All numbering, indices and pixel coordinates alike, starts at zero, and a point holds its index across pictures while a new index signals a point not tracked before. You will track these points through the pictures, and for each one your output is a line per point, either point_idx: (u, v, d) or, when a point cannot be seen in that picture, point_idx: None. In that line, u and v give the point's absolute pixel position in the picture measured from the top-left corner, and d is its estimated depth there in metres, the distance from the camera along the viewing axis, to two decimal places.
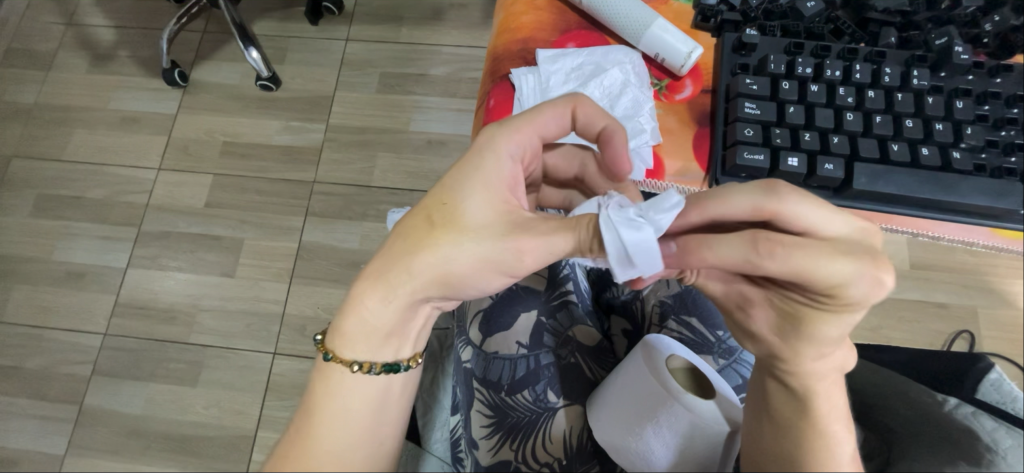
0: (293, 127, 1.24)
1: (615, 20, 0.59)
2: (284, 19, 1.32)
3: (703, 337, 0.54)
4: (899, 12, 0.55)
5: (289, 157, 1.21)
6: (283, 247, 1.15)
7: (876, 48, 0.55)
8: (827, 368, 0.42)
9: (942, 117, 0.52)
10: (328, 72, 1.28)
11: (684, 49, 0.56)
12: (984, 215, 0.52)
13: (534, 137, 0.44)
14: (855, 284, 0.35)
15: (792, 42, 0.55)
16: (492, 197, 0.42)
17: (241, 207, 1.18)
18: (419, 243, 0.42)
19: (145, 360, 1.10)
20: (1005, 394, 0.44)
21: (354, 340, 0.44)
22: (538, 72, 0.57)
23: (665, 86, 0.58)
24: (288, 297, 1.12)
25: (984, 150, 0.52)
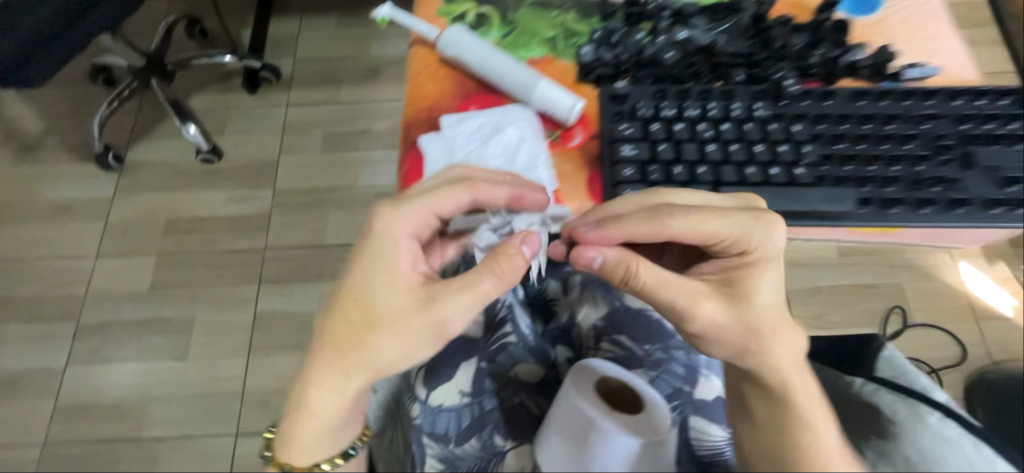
0: (238, 197, 1.23)
1: (507, 83, 0.62)
2: (222, 91, 1.32)
3: (634, 352, 0.52)
4: (743, 53, 0.61)
5: (238, 227, 1.20)
6: (237, 320, 1.12)
7: (724, 85, 0.60)
8: (796, 352, 0.44)
9: (786, 142, 0.58)
10: (270, 138, 1.29)
11: (568, 103, 0.60)
12: (834, 218, 0.55)
13: (424, 216, 0.50)
14: (752, 231, 0.46)
15: (655, 88, 0.60)
16: (395, 283, 0.46)
17: (189, 285, 1.15)
18: (339, 343, 0.46)
19: (89, 467, 1.01)
20: (896, 366, 0.52)
21: (313, 441, 0.48)
22: (442, 137, 0.60)
23: (557, 136, 0.61)
24: (247, 372, 1.08)
25: (824, 165, 0.57)
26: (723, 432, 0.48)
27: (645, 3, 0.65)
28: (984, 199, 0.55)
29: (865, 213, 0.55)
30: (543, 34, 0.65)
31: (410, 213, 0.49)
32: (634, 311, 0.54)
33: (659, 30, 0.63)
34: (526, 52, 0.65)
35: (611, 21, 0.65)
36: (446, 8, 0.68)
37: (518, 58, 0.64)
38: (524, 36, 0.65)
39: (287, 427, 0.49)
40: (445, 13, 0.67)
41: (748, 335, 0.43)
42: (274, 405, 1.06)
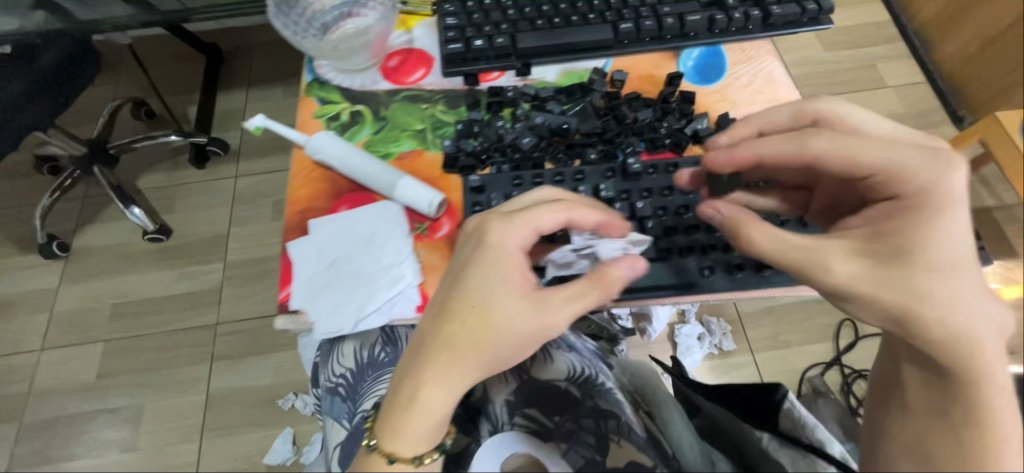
0: (188, 273, 1.22)
1: (371, 180, 0.56)
2: (172, 169, 1.33)
3: (545, 425, 0.51)
4: (595, 133, 0.59)
5: (188, 304, 1.18)
6: (189, 401, 1.09)
7: (577, 167, 0.56)
8: (966, 312, 0.43)
9: (650, 217, 0.55)
10: (221, 210, 1.29)
11: (428, 197, 0.54)
12: (687, 288, 0.53)
13: (528, 228, 0.46)
14: (916, 170, 0.43)
15: (513, 175, 0.56)
16: (511, 288, 0.45)
17: (138, 369, 1.12)
18: (455, 342, 0.44)
19: None
20: (793, 419, 0.55)
21: (412, 441, 0.45)
22: (308, 243, 0.53)
23: (425, 227, 0.54)
24: (200, 457, 1.03)
25: (687, 230, 0.54)
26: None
27: (505, 90, 0.60)
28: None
29: (711, 278, 0.53)
30: (414, 127, 0.60)
31: (518, 224, 0.46)
32: (540, 384, 0.55)
33: (518, 117, 0.59)
34: (397, 147, 0.58)
35: (474, 111, 0.60)
36: (321, 110, 0.61)
37: (387, 154, 0.58)
38: (394, 131, 0.59)
39: (386, 422, 0.45)
40: (320, 115, 0.61)
41: (904, 299, 0.42)
42: None
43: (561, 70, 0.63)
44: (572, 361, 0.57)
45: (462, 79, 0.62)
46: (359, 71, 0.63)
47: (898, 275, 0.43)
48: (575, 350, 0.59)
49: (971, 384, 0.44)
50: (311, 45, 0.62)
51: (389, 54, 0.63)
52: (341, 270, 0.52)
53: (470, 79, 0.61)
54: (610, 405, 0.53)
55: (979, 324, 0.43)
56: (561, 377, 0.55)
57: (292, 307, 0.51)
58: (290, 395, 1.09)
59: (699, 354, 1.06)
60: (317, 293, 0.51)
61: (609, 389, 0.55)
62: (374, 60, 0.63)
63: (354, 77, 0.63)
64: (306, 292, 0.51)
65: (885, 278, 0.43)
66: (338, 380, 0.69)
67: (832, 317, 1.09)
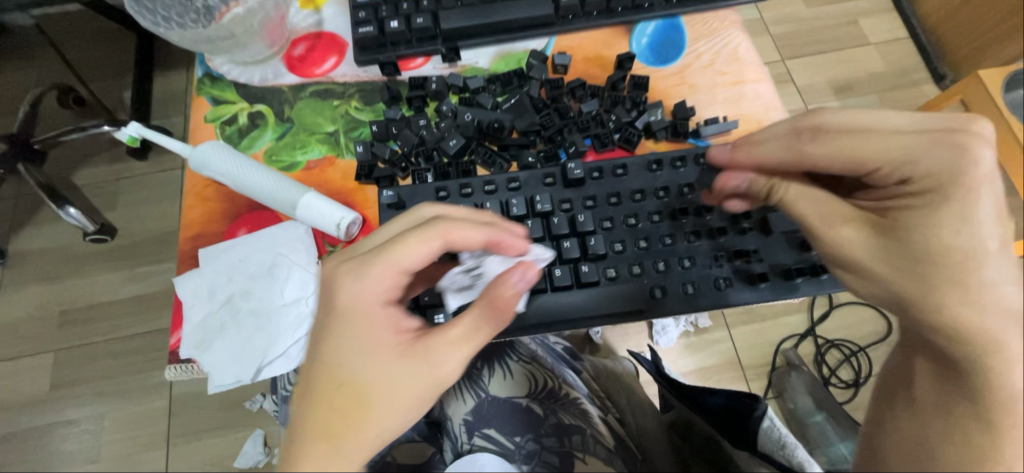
0: (139, 274, 1.15)
1: (265, 201, 0.53)
2: (113, 160, 1.23)
3: (504, 446, 0.48)
4: (533, 130, 0.58)
5: (142, 308, 1.12)
6: (152, 408, 1.05)
7: (511, 173, 0.54)
8: (994, 308, 0.38)
9: (594, 230, 0.53)
10: (168, 205, 1.21)
11: (333, 219, 0.51)
12: (632, 311, 0.52)
13: (391, 273, 0.42)
14: (922, 157, 0.40)
15: (438, 186, 0.53)
16: (387, 343, 0.41)
17: (94, 378, 1.07)
18: (335, 420, 0.39)
19: None
20: (777, 441, 0.46)
21: None
22: (198, 277, 0.52)
23: (339, 250, 0.53)
24: (169, 464, 1.02)
25: (619, 243, 0.53)
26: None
27: (429, 81, 0.58)
28: (780, 269, 0.54)
29: (666, 299, 0.52)
30: (323, 130, 0.57)
31: (379, 269, 0.42)
32: (500, 401, 0.52)
33: (444, 114, 0.58)
34: (304, 155, 0.56)
35: (393, 109, 0.58)
36: (214, 112, 0.58)
37: (293, 163, 0.56)
38: (301, 135, 0.57)
39: None
40: (213, 117, 0.58)
41: (912, 283, 0.40)
42: None
43: (495, 53, 0.60)
44: (531, 375, 0.54)
45: (379, 68, 0.59)
46: (258, 62, 0.60)
47: (905, 254, 0.41)
48: (536, 360, 0.56)
49: (1003, 380, 0.38)
50: (181, 37, 0.56)
51: (293, 40, 0.60)
52: (237, 308, 0.51)
53: (388, 68, 0.58)
54: (573, 418, 0.49)
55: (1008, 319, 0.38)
56: (521, 393, 0.52)
57: (184, 356, 0.50)
58: (257, 396, 1.05)
59: (674, 333, 1.03)
60: (209, 338, 0.50)
61: (575, 401, 0.52)
62: (275, 47, 0.59)
63: (252, 70, 0.59)
64: (196, 339, 0.50)
65: (884, 255, 0.42)
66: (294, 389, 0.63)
67: None
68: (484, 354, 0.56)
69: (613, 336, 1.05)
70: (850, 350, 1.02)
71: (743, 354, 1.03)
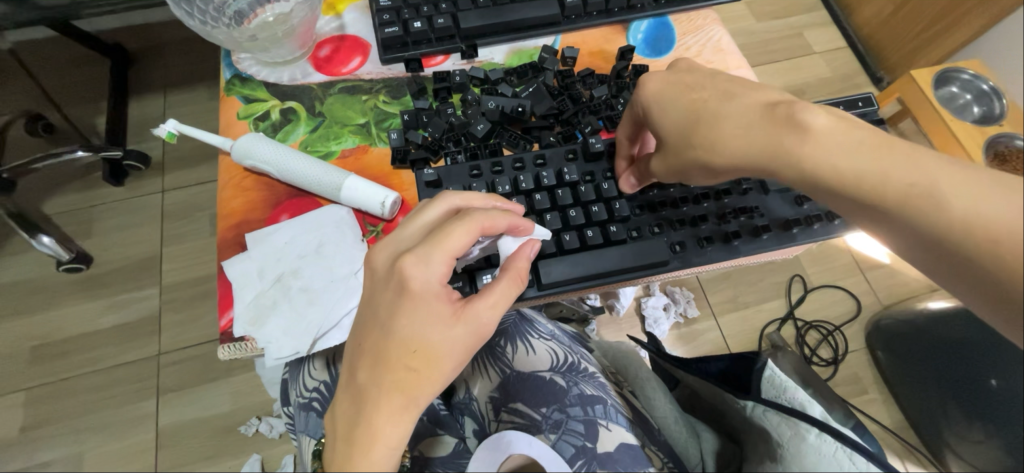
0: (117, 302, 1.10)
1: (310, 184, 0.55)
2: (85, 188, 1.19)
3: (531, 417, 0.50)
4: (551, 114, 0.61)
5: (121, 337, 1.07)
6: (137, 442, 1.00)
7: (537, 151, 0.58)
8: (737, 137, 0.46)
9: (618, 196, 0.57)
10: (149, 230, 1.17)
11: (377, 198, 0.53)
12: (656, 268, 0.56)
13: (447, 259, 0.44)
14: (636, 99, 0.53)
15: (470, 165, 0.56)
16: (437, 318, 0.43)
17: (71, 415, 1.01)
18: (408, 386, 0.42)
19: None
20: (777, 386, 0.50)
21: None
22: (248, 260, 0.53)
23: (381, 230, 0.55)
24: None
25: (640, 207, 0.58)
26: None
27: (452, 75, 0.61)
28: (781, 222, 0.59)
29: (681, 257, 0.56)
30: (355, 122, 0.60)
31: (437, 258, 0.43)
32: (524, 376, 0.55)
33: (470, 102, 0.60)
34: (339, 145, 0.58)
35: (422, 100, 0.60)
36: (245, 109, 0.59)
37: (329, 152, 0.58)
38: (335, 127, 0.59)
39: None
40: (246, 115, 0.59)
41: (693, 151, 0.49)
42: None
43: (509, 50, 0.64)
44: (554, 350, 0.57)
45: (404, 66, 0.62)
46: (287, 62, 0.62)
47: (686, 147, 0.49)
48: (555, 338, 0.60)
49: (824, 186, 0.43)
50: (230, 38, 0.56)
51: (319, 42, 0.62)
52: (288, 286, 0.52)
53: (413, 64, 0.61)
54: (595, 389, 0.51)
55: (761, 139, 0.45)
56: (544, 367, 0.55)
57: (237, 334, 0.50)
58: (253, 419, 1.01)
59: (666, 324, 1.08)
60: (263, 315, 0.50)
61: (592, 374, 0.55)
62: (303, 49, 0.62)
63: (281, 71, 0.61)
64: (249, 316, 0.50)
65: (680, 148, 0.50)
66: (313, 394, 0.61)
67: (783, 275, 1.14)
68: (507, 332, 0.58)
69: (608, 332, 1.08)
70: (828, 329, 1.09)
71: (731, 340, 1.08)
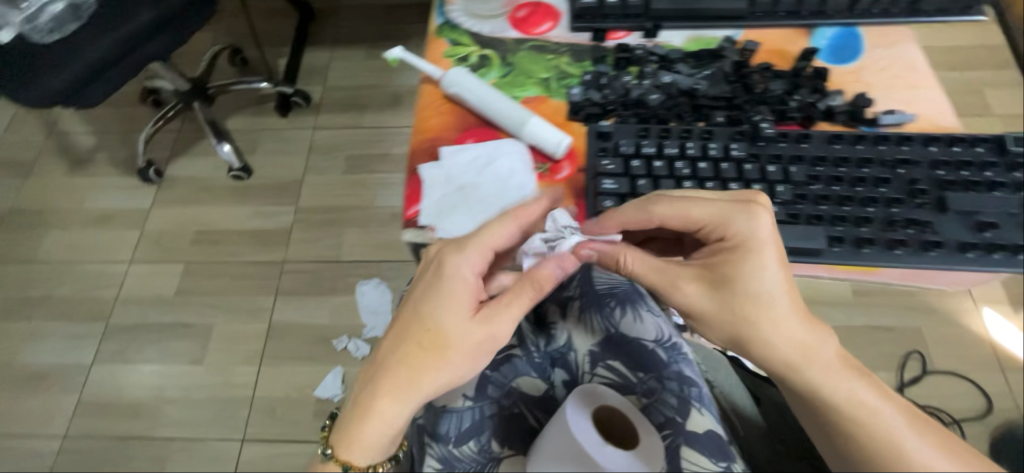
0: (263, 212, 1.30)
1: (500, 117, 0.61)
2: (256, 114, 1.42)
3: (625, 379, 0.56)
4: (723, 97, 0.60)
5: (259, 240, 1.27)
6: (252, 328, 1.18)
7: (703, 128, 0.59)
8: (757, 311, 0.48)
9: (782, 180, 0.55)
10: (296, 158, 1.37)
11: (555, 138, 0.58)
12: (807, 254, 0.53)
13: (481, 252, 0.50)
14: (684, 208, 0.51)
15: (639, 127, 0.59)
16: (456, 307, 0.49)
17: (209, 292, 1.22)
18: (415, 362, 0.48)
19: (105, 460, 1.07)
20: None
21: (370, 445, 0.49)
22: (437, 167, 0.59)
23: (546, 168, 0.59)
24: (258, 381, 1.13)
25: (798, 201, 0.55)
26: (716, 466, 0.50)
27: (634, 47, 0.63)
28: (955, 244, 0.53)
29: (839, 250, 0.53)
30: (539, 76, 0.64)
31: (473, 250, 0.50)
32: (629, 340, 0.57)
33: (646, 74, 0.62)
34: (522, 92, 0.63)
35: (602, 65, 0.63)
36: (451, 50, 0.66)
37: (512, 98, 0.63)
38: (521, 77, 0.64)
39: (358, 438, 0.49)
40: (450, 54, 0.66)
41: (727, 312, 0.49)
42: (282, 414, 1.10)
43: (689, 36, 0.65)
44: (661, 324, 0.57)
45: (590, 35, 0.66)
46: (490, 17, 0.68)
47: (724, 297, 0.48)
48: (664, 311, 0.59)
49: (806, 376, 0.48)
50: None
51: (518, 5, 0.68)
52: (467, 195, 0.58)
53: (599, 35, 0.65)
54: (693, 373, 0.55)
55: (779, 311, 0.48)
56: (649, 337, 0.56)
57: (422, 223, 0.57)
58: (344, 337, 1.15)
59: None
60: (445, 212, 0.57)
61: (688, 358, 0.56)
62: (504, 8, 0.68)
63: (484, 24, 0.68)
64: (434, 210, 0.57)
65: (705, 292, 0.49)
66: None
67: None
68: (621, 295, 0.58)
69: None
70: None
71: None
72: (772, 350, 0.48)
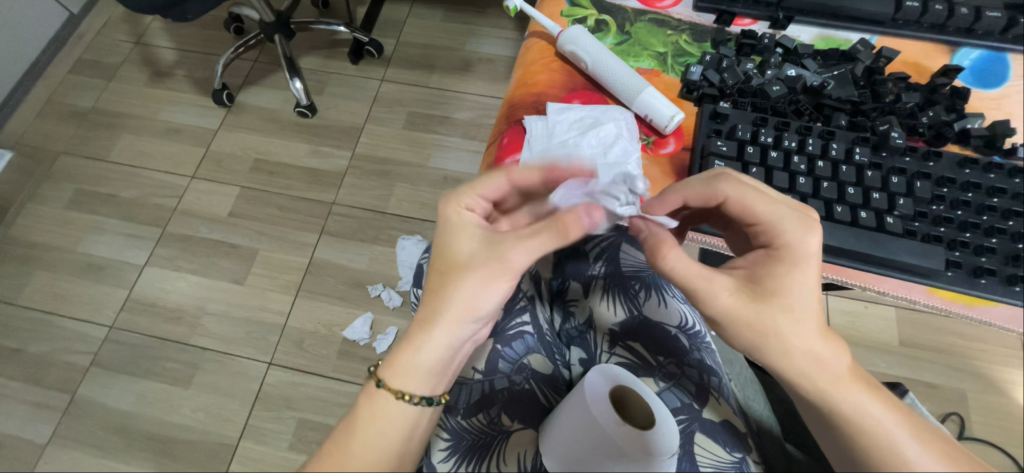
0: (320, 152, 1.34)
1: (613, 82, 0.60)
2: (328, 57, 1.45)
3: (646, 360, 0.58)
4: (849, 101, 0.57)
5: (313, 179, 1.30)
6: (294, 261, 1.22)
7: (825, 129, 0.55)
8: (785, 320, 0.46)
9: (905, 194, 0.52)
10: (360, 106, 1.39)
11: (667, 111, 0.57)
12: (915, 273, 0.50)
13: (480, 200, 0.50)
14: (750, 199, 0.48)
15: (757, 115, 0.56)
16: (467, 233, 0.48)
17: (260, 219, 1.26)
18: (431, 286, 0.47)
19: (142, 356, 1.13)
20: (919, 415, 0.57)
21: (404, 372, 0.46)
22: (542, 120, 0.59)
23: (651, 141, 0.58)
24: (292, 311, 1.17)
25: (916, 219, 0.51)
26: (731, 456, 0.51)
27: (761, 35, 0.60)
28: None
29: (953, 275, 0.50)
30: (655, 49, 0.63)
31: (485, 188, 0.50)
32: (650, 323, 0.60)
33: (770, 64, 0.59)
34: (636, 62, 0.62)
35: (725, 47, 0.60)
36: (568, 10, 0.66)
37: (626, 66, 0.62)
38: (636, 48, 0.63)
39: (391, 361, 0.47)
40: (567, 14, 0.65)
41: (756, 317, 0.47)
42: (308, 347, 1.14)
43: (819, 33, 0.62)
44: (683, 314, 0.61)
45: (714, 17, 0.64)
46: None
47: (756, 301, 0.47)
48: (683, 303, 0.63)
49: (820, 388, 0.47)
50: None
51: None
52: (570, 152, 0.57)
53: (725, 18, 0.63)
54: (710, 362, 0.58)
55: (803, 322, 0.46)
56: (671, 323, 0.60)
57: None
58: (379, 285, 1.19)
59: None
60: None
61: (703, 347, 0.60)
62: None
63: None
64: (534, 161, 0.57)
65: (741, 292, 0.47)
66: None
67: (936, 408, 1.01)
68: (644, 280, 0.63)
69: None
70: None
71: None
72: (789, 360, 0.47)
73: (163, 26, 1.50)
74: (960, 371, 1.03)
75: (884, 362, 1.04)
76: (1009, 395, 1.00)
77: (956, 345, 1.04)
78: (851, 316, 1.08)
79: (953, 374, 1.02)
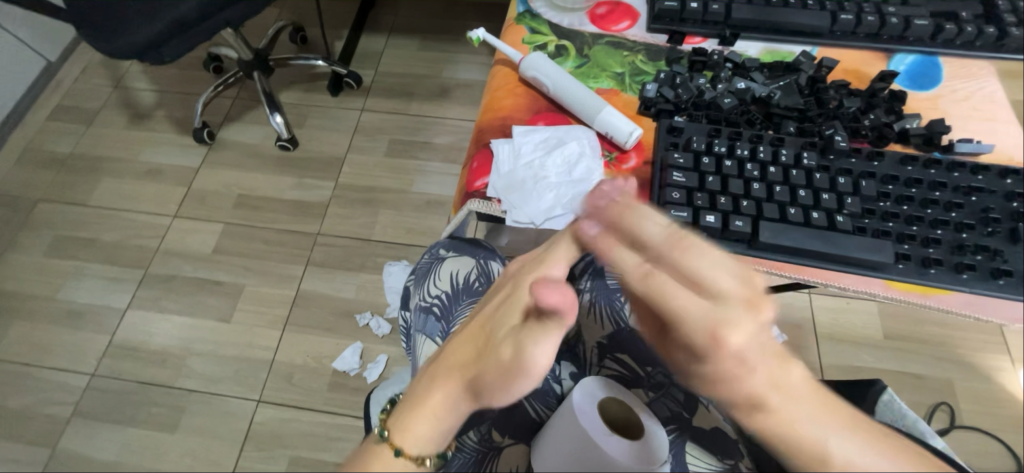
0: (304, 184, 1.34)
1: (575, 103, 0.62)
2: (308, 90, 1.48)
3: (633, 372, 0.58)
4: (795, 109, 0.60)
5: (297, 210, 1.31)
6: (280, 294, 1.21)
7: (775, 136, 0.58)
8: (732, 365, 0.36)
9: (852, 193, 0.54)
10: (342, 136, 1.41)
11: (626, 129, 0.59)
12: (868, 268, 0.52)
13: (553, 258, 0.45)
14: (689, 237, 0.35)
15: (711, 127, 0.58)
16: (512, 303, 0.42)
17: (245, 254, 1.26)
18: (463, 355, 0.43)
19: (126, 402, 1.10)
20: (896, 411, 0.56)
21: (417, 434, 0.43)
22: (508, 143, 0.61)
23: (614, 157, 0.60)
24: (279, 346, 1.15)
25: (866, 217, 0.54)
26: (721, 463, 0.52)
27: (711, 53, 0.64)
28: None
29: (903, 267, 0.52)
30: (613, 70, 0.65)
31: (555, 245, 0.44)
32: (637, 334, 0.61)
33: (721, 78, 0.62)
34: (596, 83, 0.65)
35: (677, 65, 0.64)
36: (530, 37, 0.69)
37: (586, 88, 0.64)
38: (595, 69, 0.66)
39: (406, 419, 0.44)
40: (529, 41, 0.68)
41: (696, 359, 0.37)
42: (298, 381, 1.12)
43: (764, 48, 0.66)
44: None
45: (667, 37, 0.67)
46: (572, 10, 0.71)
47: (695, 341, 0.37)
48: None
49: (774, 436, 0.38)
50: None
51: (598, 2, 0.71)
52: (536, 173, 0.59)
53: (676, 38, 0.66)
54: None
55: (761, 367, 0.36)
56: None
57: (489, 196, 0.58)
58: (367, 313, 1.18)
59: None
60: (514, 186, 0.58)
61: None
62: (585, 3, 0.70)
63: (563, 16, 0.70)
64: (502, 183, 0.58)
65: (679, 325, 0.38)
66: (434, 300, 0.61)
67: (926, 399, 1.02)
68: None
69: None
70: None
71: None
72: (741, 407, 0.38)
73: (142, 68, 1.51)
74: (944, 361, 1.04)
75: (871, 356, 1.06)
76: (994, 381, 1.02)
77: (937, 336, 1.06)
78: (836, 312, 1.10)
79: (938, 364, 1.04)
